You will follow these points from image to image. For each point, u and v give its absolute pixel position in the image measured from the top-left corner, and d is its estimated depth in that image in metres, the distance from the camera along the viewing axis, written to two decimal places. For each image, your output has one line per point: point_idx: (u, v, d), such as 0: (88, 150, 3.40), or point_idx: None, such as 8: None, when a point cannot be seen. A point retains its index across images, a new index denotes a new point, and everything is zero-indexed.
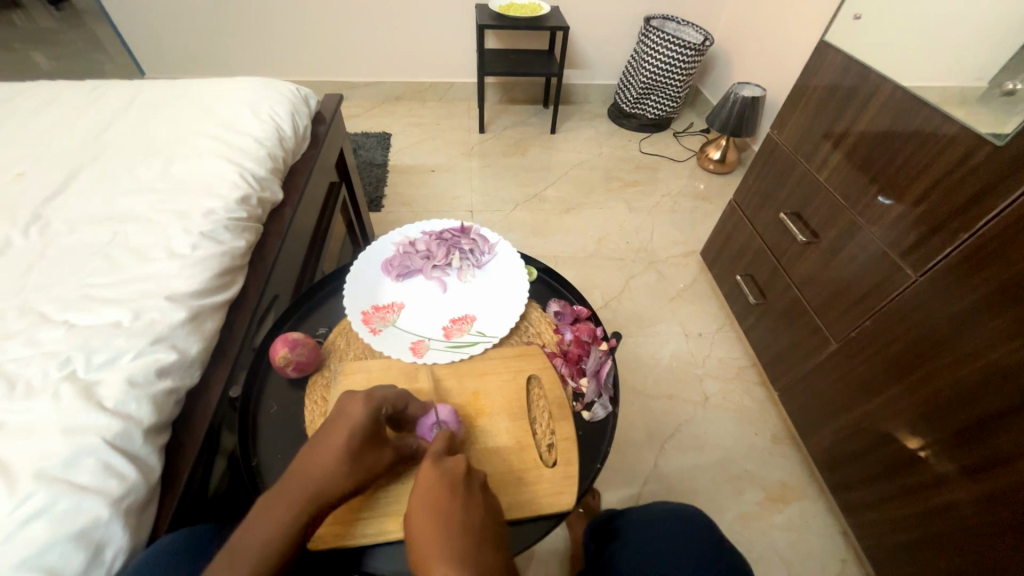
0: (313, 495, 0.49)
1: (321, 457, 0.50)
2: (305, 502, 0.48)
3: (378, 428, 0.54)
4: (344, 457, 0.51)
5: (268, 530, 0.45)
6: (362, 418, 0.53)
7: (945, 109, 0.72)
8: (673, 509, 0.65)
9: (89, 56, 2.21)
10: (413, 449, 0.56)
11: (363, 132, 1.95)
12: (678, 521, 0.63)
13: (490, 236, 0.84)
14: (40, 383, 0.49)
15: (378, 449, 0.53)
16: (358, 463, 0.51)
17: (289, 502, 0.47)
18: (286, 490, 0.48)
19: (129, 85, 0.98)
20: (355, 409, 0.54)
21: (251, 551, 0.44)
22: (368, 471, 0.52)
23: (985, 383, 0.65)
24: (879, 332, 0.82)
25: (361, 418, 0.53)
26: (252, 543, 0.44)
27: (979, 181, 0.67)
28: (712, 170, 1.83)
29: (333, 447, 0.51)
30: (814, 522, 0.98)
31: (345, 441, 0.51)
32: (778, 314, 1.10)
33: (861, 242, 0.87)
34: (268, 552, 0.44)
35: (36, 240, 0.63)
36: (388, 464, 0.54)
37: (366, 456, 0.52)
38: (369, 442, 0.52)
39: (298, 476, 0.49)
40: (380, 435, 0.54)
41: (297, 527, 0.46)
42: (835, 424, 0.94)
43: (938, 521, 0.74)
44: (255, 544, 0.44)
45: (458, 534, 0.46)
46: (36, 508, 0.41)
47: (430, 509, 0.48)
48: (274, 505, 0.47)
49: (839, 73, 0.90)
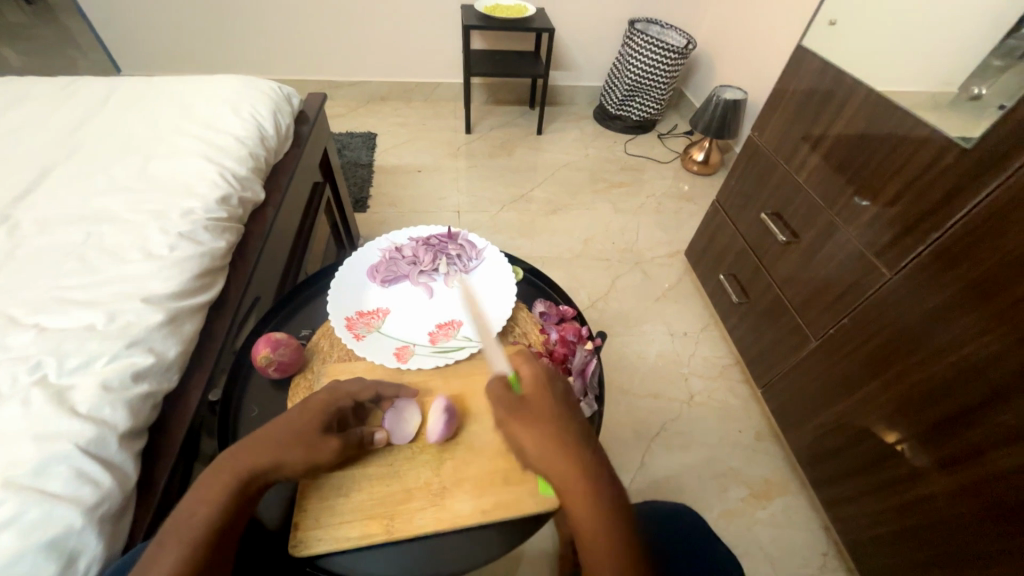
0: (249, 474, 0.47)
1: (263, 438, 0.50)
2: (241, 480, 0.47)
3: (329, 419, 0.54)
4: (291, 438, 0.51)
5: (198, 501, 0.45)
6: (317, 408, 0.54)
7: (918, 114, 0.74)
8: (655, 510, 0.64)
9: (63, 52, 2.15)
10: (360, 438, 0.56)
11: (348, 132, 1.93)
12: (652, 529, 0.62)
13: (478, 241, 0.84)
14: (9, 388, 0.47)
15: (325, 437, 0.52)
16: (298, 446, 0.50)
17: (221, 480, 0.46)
18: (221, 467, 0.47)
19: (104, 81, 0.95)
20: (314, 398, 0.54)
21: (181, 525, 0.43)
22: (309, 456, 0.51)
23: (958, 378, 0.67)
24: (856, 330, 0.85)
25: (315, 408, 0.53)
26: (186, 523, 0.44)
27: (949, 182, 0.69)
28: (696, 171, 1.85)
29: (279, 428, 0.51)
30: (796, 517, 1.00)
31: (294, 426, 0.51)
32: (761, 313, 1.12)
33: (838, 242, 0.89)
34: (195, 522, 0.44)
35: (5, 241, 0.61)
36: (334, 453, 0.52)
37: (309, 440, 0.51)
38: (316, 429, 0.52)
39: (237, 453, 0.48)
40: (329, 425, 0.54)
41: (226, 512, 0.45)
42: (815, 421, 0.96)
43: (914, 513, 0.75)
44: (183, 516, 0.44)
45: (580, 427, 0.53)
46: (6, 516, 0.40)
47: (554, 406, 0.53)
48: (207, 485, 0.46)
49: (816, 78, 0.92)
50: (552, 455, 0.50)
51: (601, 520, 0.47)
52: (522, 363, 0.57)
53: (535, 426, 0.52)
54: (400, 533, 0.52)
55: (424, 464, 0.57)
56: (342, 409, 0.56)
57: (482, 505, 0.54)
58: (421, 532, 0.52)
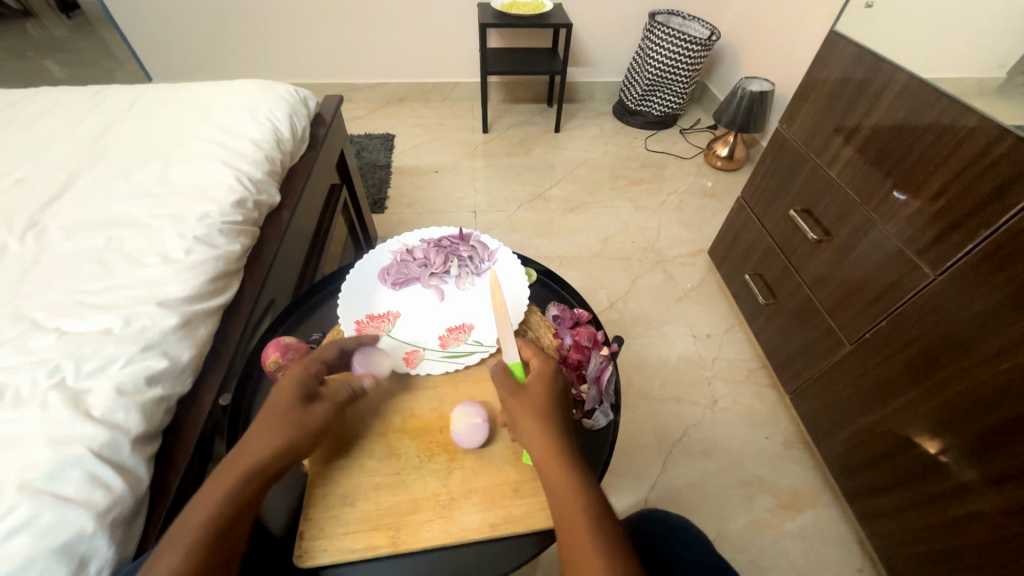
0: (252, 469, 0.47)
1: (260, 426, 0.50)
2: (243, 475, 0.46)
3: (308, 386, 0.55)
4: (277, 416, 0.51)
5: (206, 505, 0.44)
6: (293, 382, 0.55)
7: (965, 101, 0.69)
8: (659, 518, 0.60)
9: (100, 63, 2.24)
10: (347, 395, 0.57)
11: (367, 134, 1.94)
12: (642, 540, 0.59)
13: (490, 242, 0.82)
14: (29, 391, 0.48)
15: (308, 404, 0.53)
16: (288, 422, 0.51)
17: (234, 471, 0.46)
18: (233, 459, 0.47)
19: (130, 89, 0.98)
20: (288, 375, 0.55)
21: (189, 525, 0.43)
22: (300, 425, 0.51)
23: (1010, 388, 0.62)
24: (894, 334, 0.79)
25: (291, 381, 0.55)
26: (200, 512, 0.43)
27: (1001, 175, 0.64)
28: (720, 167, 1.79)
29: (264, 412, 0.51)
30: (828, 530, 0.95)
31: (277, 405, 0.52)
32: (789, 315, 1.07)
33: (875, 240, 0.84)
34: (205, 526, 0.43)
35: (32, 247, 0.63)
36: (322, 417, 0.53)
37: (297, 414, 0.52)
38: (297, 398, 0.53)
39: (237, 451, 0.48)
40: (310, 391, 0.55)
41: (232, 508, 0.44)
42: (849, 429, 0.91)
43: (958, 530, 0.70)
44: (193, 520, 0.43)
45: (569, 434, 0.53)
46: (21, 519, 0.40)
47: (551, 392, 0.56)
48: (221, 478, 0.46)
49: (850, 65, 0.87)
50: (542, 436, 0.52)
51: (581, 501, 0.47)
52: (528, 353, 0.61)
53: (532, 408, 0.54)
54: (406, 546, 0.51)
55: (432, 473, 0.56)
56: (316, 377, 0.57)
57: (491, 518, 0.53)
58: (427, 545, 0.51)
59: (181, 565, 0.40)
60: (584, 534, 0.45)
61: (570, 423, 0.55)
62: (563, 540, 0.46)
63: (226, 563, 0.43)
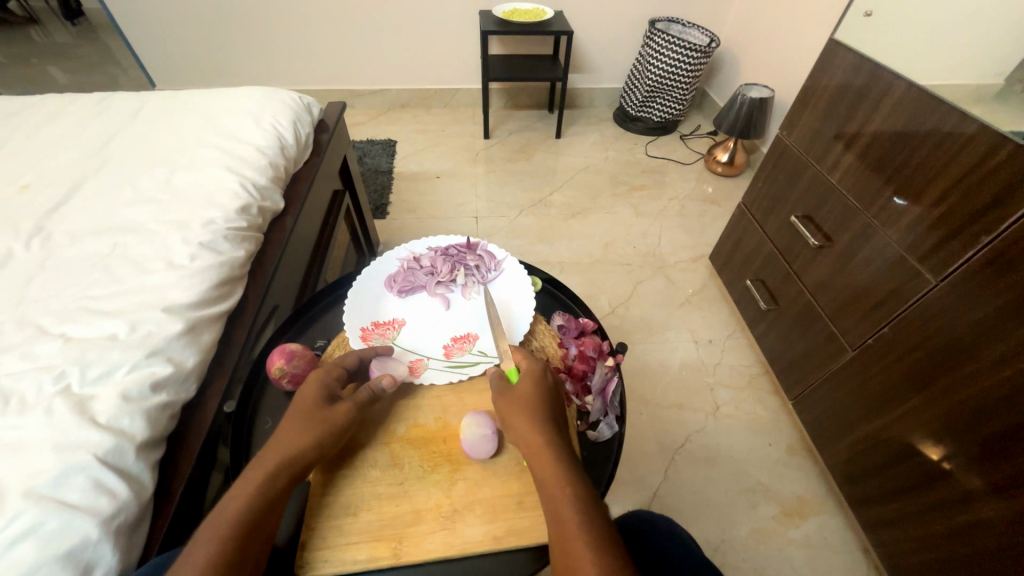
0: (275, 469, 0.49)
1: (288, 426, 0.53)
2: (267, 474, 0.48)
3: (331, 388, 0.58)
4: (301, 416, 0.54)
5: (235, 501, 0.46)
6: (315, 384, 0.58)
7: (964, 108, 0.69)
8: (659, 527, 0.57)
9: (104, 70, 2.26)
10: (368, 396, 0.59)
11: (368, 140, 1.95)
12: (627, 544, 0.57)
13: (497, 252, 0.82)
14: (35, 398, 0.48)
15: (332, 405, 0.56)
16: (314, 421, 0.54)
17: (263, 468, 0.49)
18: (263, 457, 0.50)
19: (135, 96, 0.98)
20: (311, 379, 0.59)
21: (221, 518, 0.44)
22: (324, 424, 0.54)
23: (1013, 396, 0.62)
24: (897, 342, 0.80)
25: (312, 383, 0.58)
26: (231, 506, 0.45)
27: (1001, 182, 0.64)
28: (721, 172, 1.80)
29: (290, 415, 0.54)
30: (832, 537, 0.94)
31: (302, 405, 0.55)
32: (791, 321, 1.08)
33: (877, 247, 0.84)
34: (240, 515, 0.45)
35: (38, 253, 0.63)
36: (346, 416, 0.56)
37: (321, 413, 0.55)
38: (321, 398, 0.56)
39: (268, 451, 0.51)
40: (333, 393, 0.58)
41: (260, 501, 0.46)
42: (852, 435, 0.91)
43: (963, 539, 0.70)
44: (226, 512, 0.45)
45: (558, 430, 0.55)
46: (25, 527, 0.40)
47: (540, 390, 0.58)
48: (252, 474, 0.48)
49: (851, 73, 0.87)
50: (530, 432, 0.54)
51: (569, 494, 0.48)
52: (519, 357, 0.63)
53: (521, 406, 0.56)
54: (409, 558, 0.51)
55: (434, 485, 0.56)
56: (337, 380, 0.60)
57: (494, 530, 0.53)
58: (430, 556, 0.51)
59: (215, 556, 0.42)
60: (573, 523, 0.46)
61: (560, 420, 0.57)
62: (553, 532, 0.47)
63: (258, 554, 0.44)
